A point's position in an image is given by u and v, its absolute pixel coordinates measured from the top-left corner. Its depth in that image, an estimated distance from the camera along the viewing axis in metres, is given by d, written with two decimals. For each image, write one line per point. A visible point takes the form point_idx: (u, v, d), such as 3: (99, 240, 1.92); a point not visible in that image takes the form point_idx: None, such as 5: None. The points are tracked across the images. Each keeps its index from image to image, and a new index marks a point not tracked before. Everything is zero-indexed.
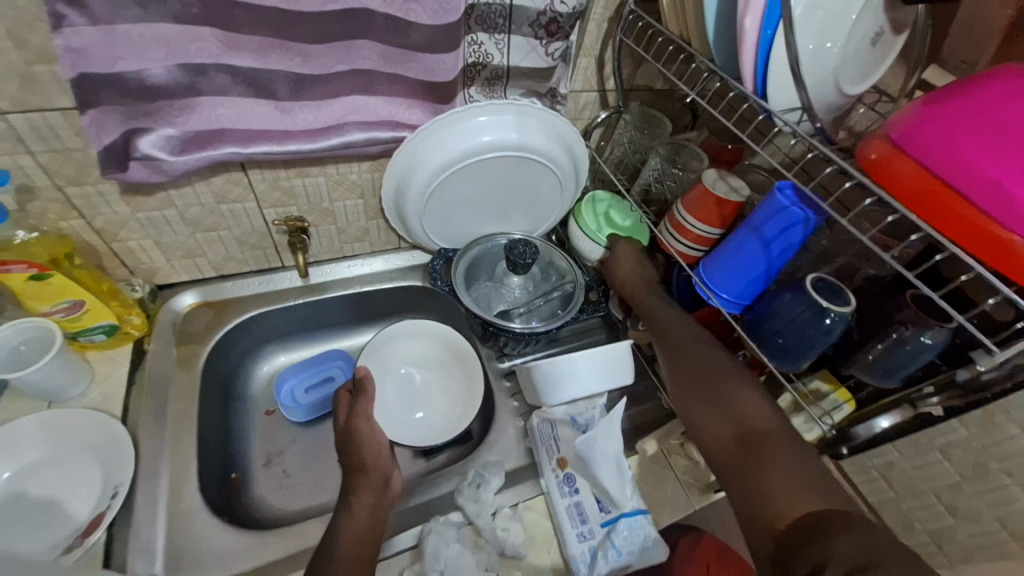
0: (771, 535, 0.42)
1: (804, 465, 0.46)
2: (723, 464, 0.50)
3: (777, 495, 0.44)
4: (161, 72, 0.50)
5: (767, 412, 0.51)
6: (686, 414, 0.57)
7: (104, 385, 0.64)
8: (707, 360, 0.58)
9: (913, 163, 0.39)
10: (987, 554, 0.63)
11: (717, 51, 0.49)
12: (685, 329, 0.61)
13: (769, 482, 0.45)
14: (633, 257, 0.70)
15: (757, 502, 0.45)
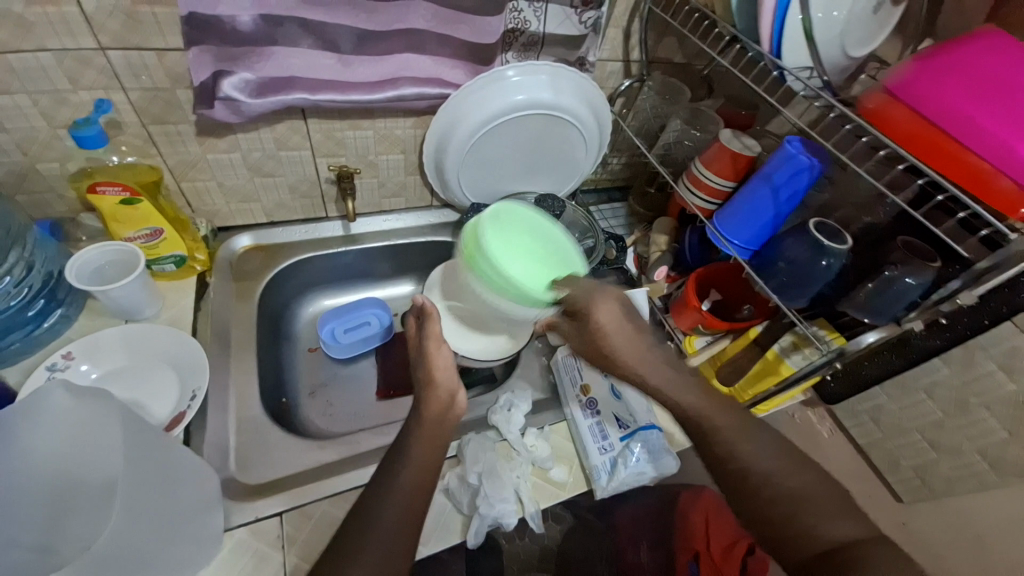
0: None
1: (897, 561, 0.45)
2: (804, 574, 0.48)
3: None
4: (248, 20, 0.57)
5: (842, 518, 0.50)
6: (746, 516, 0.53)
7: (174, 309, 0.72)
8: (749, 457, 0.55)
9: (905, 109, 0.46)
10: (966, 484, 0.70)
11: (738, 15, 0.55)
12: (722, 408, 0.57)
13: None
14: (616, 303, 0.63)
15: None
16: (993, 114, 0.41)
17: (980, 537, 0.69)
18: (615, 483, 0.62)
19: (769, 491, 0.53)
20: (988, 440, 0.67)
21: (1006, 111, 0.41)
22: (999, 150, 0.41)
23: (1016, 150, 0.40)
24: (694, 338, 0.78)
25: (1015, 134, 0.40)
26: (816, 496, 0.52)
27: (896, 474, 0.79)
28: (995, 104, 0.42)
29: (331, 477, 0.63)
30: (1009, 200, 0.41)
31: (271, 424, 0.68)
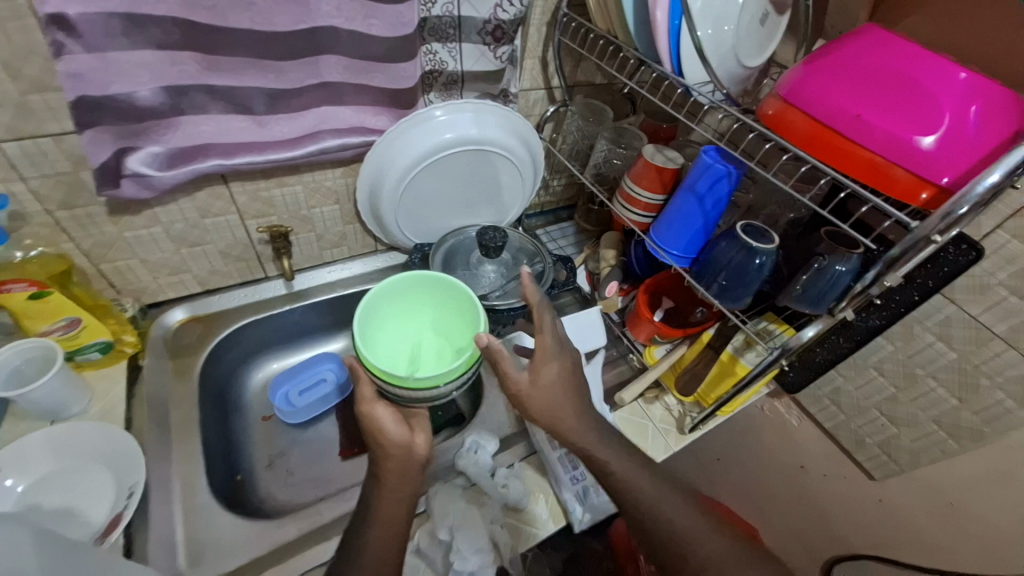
0: None
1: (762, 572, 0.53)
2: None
3: None
4: (148, 94, 0.55)
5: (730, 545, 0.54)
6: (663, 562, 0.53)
7: (105, 400, 0.67)
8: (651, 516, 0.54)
9: (801, 113, 0.48)
10: (929, 454, 0.72)
11: (638, 38, 0.57)
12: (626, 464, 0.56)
13: None
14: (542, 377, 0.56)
15: None
16: (878, 110, 0.44)
17: (952, 504, 0.73)
18: (589, 514, 0.62)
19: (697, 559, 0.52)
20: (940, 409, 0.68)
21: (891, 105, 0.44)
22: (889, 143, 0.43)
23: (904, 142, 0.42)
24: (654, 348, 0.79)
25: (901, 127, 0.43)
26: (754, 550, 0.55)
27: (864, 451, 0.80)
28: (879, 99, 0.44)
29: (293, 556, 0.59)
30: (907, 188, 0.44)
31: (223, 508, 0.63)
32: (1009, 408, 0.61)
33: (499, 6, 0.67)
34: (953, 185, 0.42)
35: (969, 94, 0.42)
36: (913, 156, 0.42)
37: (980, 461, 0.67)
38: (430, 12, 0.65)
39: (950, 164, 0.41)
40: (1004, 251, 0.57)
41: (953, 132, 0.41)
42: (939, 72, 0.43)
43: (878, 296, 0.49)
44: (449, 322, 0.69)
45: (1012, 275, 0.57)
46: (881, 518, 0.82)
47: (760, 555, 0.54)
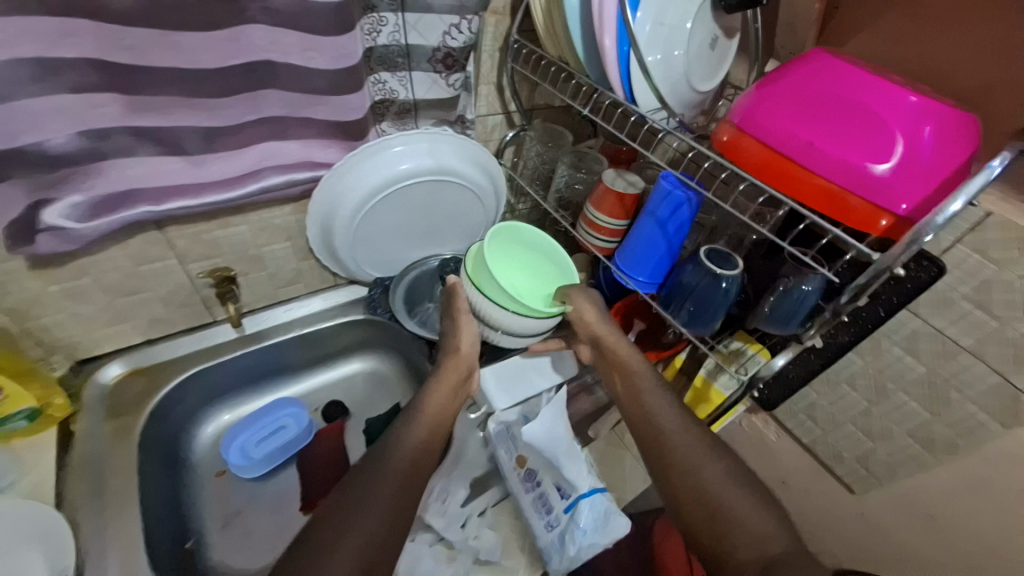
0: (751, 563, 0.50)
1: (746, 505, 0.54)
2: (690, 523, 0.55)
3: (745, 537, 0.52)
4: (64, 141, 0.50)
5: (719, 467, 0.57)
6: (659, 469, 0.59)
7: (33, 473, 0.62)
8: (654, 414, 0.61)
9: (754, 140, 0.47)
10: (906, 467, 0.71)
11: (588, 65, 0.56)
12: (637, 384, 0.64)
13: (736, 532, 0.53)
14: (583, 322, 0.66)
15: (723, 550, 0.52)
16: (831, 137, 0.43)
17: (933, 515, 0.71)
18: (567, 561, 0.59)
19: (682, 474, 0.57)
20: (914, 423, 0.67)
21: (844, 131, 0.43)
22: (843, 171, 0.42)
23: (859, 170, 0.42)
24: None
25: (855, 154, 0.42)
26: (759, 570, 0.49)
27: (842, 465, 0.79)
28: (832, 125, 0.43)
29: None
30: (865, 216, 0.43)
31: None
32: (981, 420, 0.61)
33: (448, 33, 0.64)
34: (910, 212, 0.41)
35: (919, 119, 0.41)
36: (868, 184, 0.41)
37: (956, 472, 0.66)
38: (376, 42, 0.63)
39: (905, 191, 0.41)
40: (964, 265, 0.57)
41: (906, 158, 0.41)
42: (889, 97, 0.42)
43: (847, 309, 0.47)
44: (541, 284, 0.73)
45: (975, 289, 0.57)
46: (862, 532, 0.81)
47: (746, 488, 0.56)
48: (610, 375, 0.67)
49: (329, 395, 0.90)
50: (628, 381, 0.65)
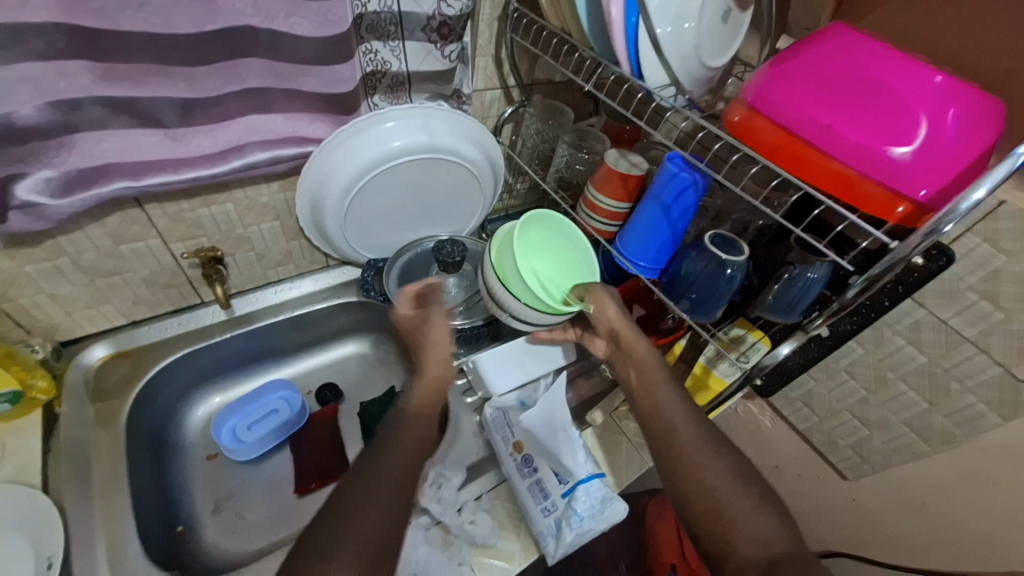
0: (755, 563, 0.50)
1: (748, 502, 0.54)
2: (695, 518, 0.55)
3: (747, 539, 0.51)
4: (30, 112, 0.47)
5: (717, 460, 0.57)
6: (663, 459, 0.59)
7: (17, 457, 0.59)
8: (661, 405, 0.61)
9: (768, 121, 0.45)
10: (901, 455, 0.71)
11: (592, 37, 0.53)
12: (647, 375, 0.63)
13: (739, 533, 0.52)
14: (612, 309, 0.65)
15: (723, 548, 0.52)
16: (849, 118, 0.40)
17: (925, 503, 0.72)
18: (562, 547, 0.57)
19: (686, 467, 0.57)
20: (911, 412, 0.67)
21: (864, 112, 0.40)
22: (861, 155, 0.40)
23: (878, 154, 0.39)
24: None
25: (874, 137, 0.39)
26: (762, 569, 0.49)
27: (837, 453, 0.79)
28: (852, 105, 0.41)
29: None
30: (881, 203, 0.41)
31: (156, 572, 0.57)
32: (980, 411, 0.60)
33: (443, 0, 0.61)
34: (930, 199, 0.39)
35: (944, 101, 0.39)
36: (887, 169, 0.39)
37: (951, 461, 0.66)
38: (367, 8, 0.59)
39: (926, 177, 0.39)
40: (974, 255, 0.55)
41: (929, 142, 0.38)
42: (912, 77, 0.40)
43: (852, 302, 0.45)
44: (565, 261, 0.68)
45: (983, 279, 0.55)
46: (854, 516, 0.82)
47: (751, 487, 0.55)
48: (625, 369, 0.66)
49: (322, 378, 0.88)
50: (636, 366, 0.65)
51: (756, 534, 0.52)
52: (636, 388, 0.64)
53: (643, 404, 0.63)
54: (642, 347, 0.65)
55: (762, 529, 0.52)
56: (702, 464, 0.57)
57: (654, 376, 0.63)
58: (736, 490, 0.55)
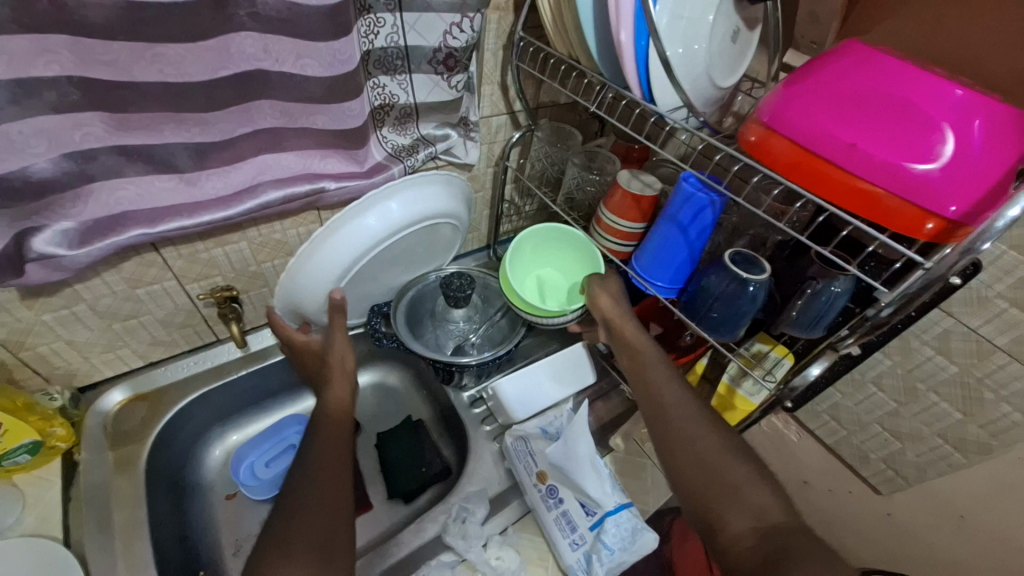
0: (749, 543, 0.49)
1: (744, 480, 0.54)
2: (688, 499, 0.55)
3: (738, 517, 0.51)
4: (46, 165, 0.47)
5: (715, 447, 0.57)
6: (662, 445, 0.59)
7: (38, 509, 0.59)
8: (662, 395, 0.60)
9: (784, 139, 0.44)
10: (936, 468, 0.69)
11: (602, 65, 0.53)
12: (646, 369, 0.62)
13: (732, 514, 0.52)
14: (609, 297, 0.65)
15: (716, 530, 0.52)
16: (872, 137, 0.40)
17: (962, 516, 0.70)
18: None
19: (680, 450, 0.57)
20: (945, 423, 0.65)
21: (886, 130, 0.40)
22: (885, 172, 0.40)
23: (903, 171, 0.39)
24: None
25: (898, 154, 0.39)
26: (753, 542, 0.49)
27: (869, 466, 0.77)
28: (873, 123, 0.40)
29: None
30: (910, 219, 0.40)
31: None
32: (1016, 421, 0.58)
33: (449, 32, 0.61)
34: (960, 215, 0.38)
35: (966, 114, 0.38)
36: (913, 185, 0.39)
37: (991, 473, 0.64)
38: (374, 44, 0.60)
39: (956, 193, 0.38)
40: (1000, 262, 0.54)
41: (954, 157, 0.38)
42: (930, 91, 0.40)
43: (872, 324, 0.45)
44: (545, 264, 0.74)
45: (1011, 287, 0.54)
46: (892, 531, 0.79)
47: (745, 466, 0.55)
48: (620, 354, 0.66)
49: None
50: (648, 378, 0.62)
51: (750, 514, 0.51)
52: (634, 375, 0.63)
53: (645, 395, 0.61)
54: (638, 338, 0.64)
55: (758, 508, 0.52)
56: (699, 445, 0.56)
57: (671, 386, 0.61)
58: (731, 470, 0.55)
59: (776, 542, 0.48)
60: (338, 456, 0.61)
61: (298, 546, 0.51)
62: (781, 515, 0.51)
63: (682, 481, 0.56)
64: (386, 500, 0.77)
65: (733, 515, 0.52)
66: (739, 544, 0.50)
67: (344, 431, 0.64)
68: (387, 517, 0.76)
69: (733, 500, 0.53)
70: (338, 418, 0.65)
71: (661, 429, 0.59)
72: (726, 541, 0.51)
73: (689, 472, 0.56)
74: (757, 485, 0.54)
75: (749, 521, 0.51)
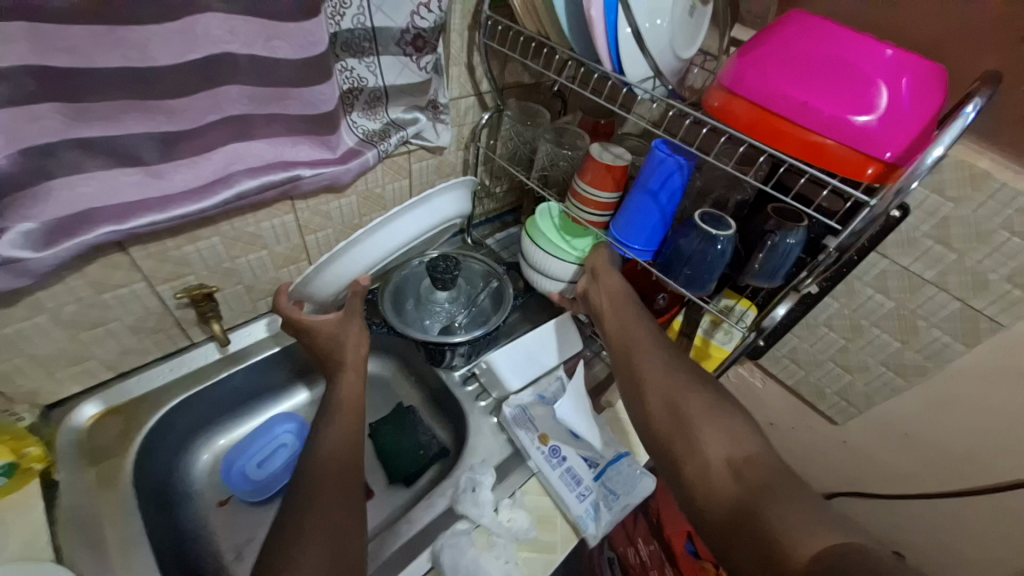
0: (724, 470, 0.51)
1: (719, 413, 0.57)
2: (662, 430, 0.58)
3: (711, 446, 0.54)
4: (3, 162, 0.44)
5: (687, 382, 0.61)
6: (633, 380, 0.63)
7: (17, 536, 0.54)
8: (635, 342, 0.66)
9: (744, 102, 0.49)
10: (882, 394, 0.77)
11: (573, 40, 0.55)
12: (627, 319, 0.68)
13: (707, 440, 0.54)
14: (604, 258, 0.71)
15: (690, 456, 0.54)
16: (821, 94, 0.45)
17: (907, 433, 0.79)
18: (603, 527, 0.60)
19: (652, 379, 0.62)
20: (887, 352, 0.73)
21: (831, 88, 0.45)
22: (833, 126, 0.45)
23: (848, 123, 0.44)
24: None
25: (843, 108, 0.44)
26: (725, 471, 0.51)
27: (825, 401, 0.85)
28: (820, 84, 0.45)
29: None
30: (854, 165, 0.45)
31: None
32: (946, 342, 0.67)
33: (416, 13, 0.61)
34: (895, 159, 0.44)
35: (897, 71, 0.44)
36: (856, 135, 0.44)
37: (926, 391, 0.73)
38: (340, 26, 0.59)
39: (891, 140, 0.43)
40: (925, 205, 0.62)
41: (889, 108, 0.43)
42: (866, 52, 0.45)
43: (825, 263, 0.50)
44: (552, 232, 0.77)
45: (935, 226, 0.62)
46: (846, 456, 0.89)
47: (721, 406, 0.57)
48: (599, 304, 0.70)
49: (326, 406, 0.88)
50: (624, 332, 0.67)
51: (728, 441, 0.54)
52: (610, 328, 0.69)
53: (621, 346, 0.67)
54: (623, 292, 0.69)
55: (736, 440, 0.54)
56: (669, 383, 0.61)
57: (646, 339, 0.66)
58: (705, 405, 0.57)
59: (748, 474, 0.50)
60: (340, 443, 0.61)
61: (316, 529, 0.52)
62: (758, 451, 0.53)
63: (651, 416, 0.60)
64: (386, 485, 0.78)
65: (710, 443, 0.54)
66: (712, 470, 0.52)
67: (342, 420, 0.64)
68: (390, 502, 0.76)
69: (710, 426, 0.55)
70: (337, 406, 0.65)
71: (626, 371, 0.65)
72: (699, 467, 0.53)
73: (658, 408, 0.59)
74: (732, 417, 0.56)
75: (723, 450, 0.53)
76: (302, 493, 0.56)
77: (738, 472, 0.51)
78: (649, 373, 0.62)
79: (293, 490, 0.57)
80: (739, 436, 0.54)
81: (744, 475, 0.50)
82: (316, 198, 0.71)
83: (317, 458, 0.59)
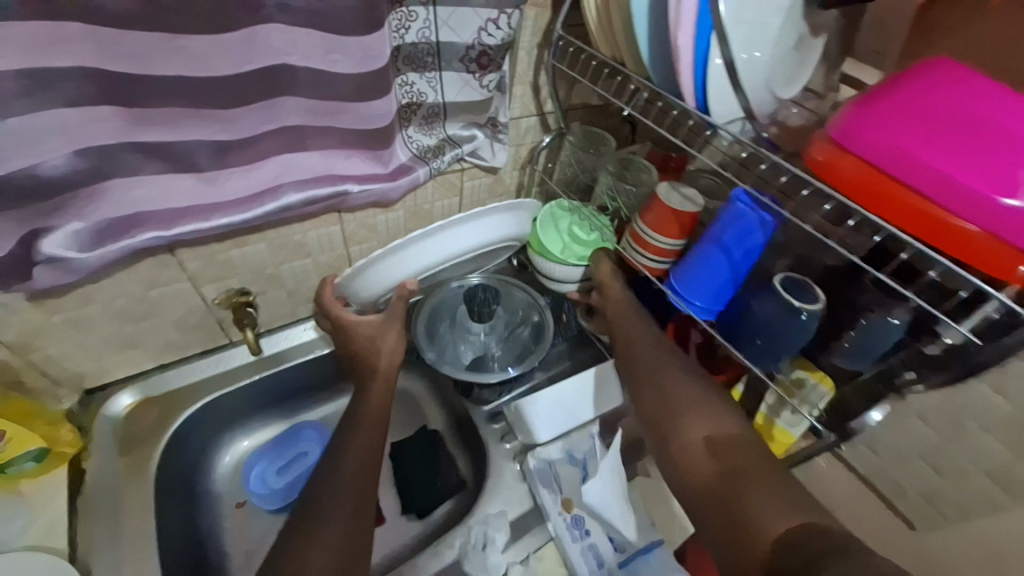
0: (704, 450, 0.53)
1: (703, 397, 0.58)
2: (650, 416, 0.59)
3: (693, 431, 0.55)
4: (60, 163, 0.45)
5: (685, 381, 0.60)
6: (639, 393, 0.62)
7: (43, 516, 0.57)
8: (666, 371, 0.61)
9: (855, 159, 0.41)
10: (978, 507, 0.64)
11: (653, 68, 0.49)
12: (632, 325, 0.66)
13: (688, 426, 0.56)
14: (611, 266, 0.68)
15: (671, 442, 0.56)
16: (964, 163, 0.36)
17: None
18: None
19: (646, 374, 0.62)
20: (994, 462, 0.60)
21: (978, 157, 0.36)
22: (975, 204, 0.35)
23: (995, 204, 0.35)
24: None
25: (992, 184, 0.35)
26: (703, 450, 0.53)
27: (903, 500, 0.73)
28: (963, 149, 0.36)
29: None
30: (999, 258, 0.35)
31: None
32: None
33: (483, 29, 0.57)
34: None
35: None
36: (1005, 220, 0.34)
37: None
38: (404, 39, 0.56)
39: None
40: None
41: None
42: None
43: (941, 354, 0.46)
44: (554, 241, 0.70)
45: None
46: None
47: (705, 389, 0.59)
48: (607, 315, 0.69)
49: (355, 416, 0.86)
50: (635, 356, 0.64)
51: (709, 422, 0.56)
52: (623, 341, 0.66)
53: (643, 367, 0.63)
54: (633, 314, 0.67)
55: (717, 420, 0.56)
56: (669, 385, 0.60)
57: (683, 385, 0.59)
58: (691, 396, 0.58)
59: (731, 458, 0.51)
60: (352, 470, 0.59)
61: (313, 567, 0.49)
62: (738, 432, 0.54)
63: (641, 405, 0.61)
64: (399, 513, 0.75)
65: (690, 424, 0.56)
66: (692, 452, 0.54)
67: (360, 446, 0.62)
68: (399, 531, 0.74)
69: (696, 413, 0.57)
70: (356, 430, 0.63)
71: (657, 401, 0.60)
72: (678, 446, 0.55)
73: (651, 401, 0.60)
74: (718, 403, 0.57)
75: (704, 432, 0.55)
76: (307, 522, 0.54)
77: (716, 454, 0.52)
78: (643, 366, 0.63)
79: (300, 514, 0.55)
80: (721, 418, 0.56)
81: (720, 455, 0.52)
82: (363, 211, 0.69)
83: (328, 486, 0.57)
